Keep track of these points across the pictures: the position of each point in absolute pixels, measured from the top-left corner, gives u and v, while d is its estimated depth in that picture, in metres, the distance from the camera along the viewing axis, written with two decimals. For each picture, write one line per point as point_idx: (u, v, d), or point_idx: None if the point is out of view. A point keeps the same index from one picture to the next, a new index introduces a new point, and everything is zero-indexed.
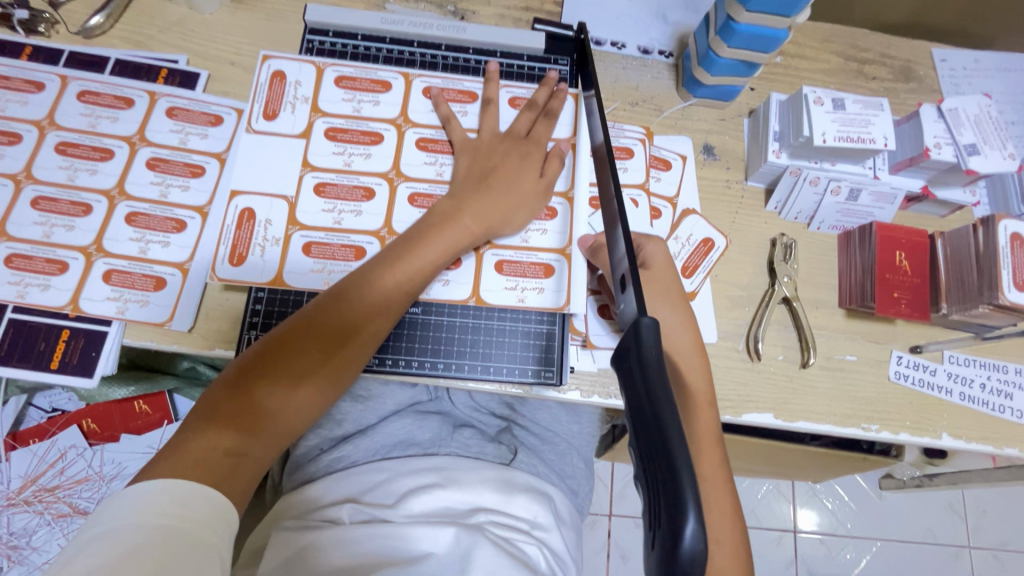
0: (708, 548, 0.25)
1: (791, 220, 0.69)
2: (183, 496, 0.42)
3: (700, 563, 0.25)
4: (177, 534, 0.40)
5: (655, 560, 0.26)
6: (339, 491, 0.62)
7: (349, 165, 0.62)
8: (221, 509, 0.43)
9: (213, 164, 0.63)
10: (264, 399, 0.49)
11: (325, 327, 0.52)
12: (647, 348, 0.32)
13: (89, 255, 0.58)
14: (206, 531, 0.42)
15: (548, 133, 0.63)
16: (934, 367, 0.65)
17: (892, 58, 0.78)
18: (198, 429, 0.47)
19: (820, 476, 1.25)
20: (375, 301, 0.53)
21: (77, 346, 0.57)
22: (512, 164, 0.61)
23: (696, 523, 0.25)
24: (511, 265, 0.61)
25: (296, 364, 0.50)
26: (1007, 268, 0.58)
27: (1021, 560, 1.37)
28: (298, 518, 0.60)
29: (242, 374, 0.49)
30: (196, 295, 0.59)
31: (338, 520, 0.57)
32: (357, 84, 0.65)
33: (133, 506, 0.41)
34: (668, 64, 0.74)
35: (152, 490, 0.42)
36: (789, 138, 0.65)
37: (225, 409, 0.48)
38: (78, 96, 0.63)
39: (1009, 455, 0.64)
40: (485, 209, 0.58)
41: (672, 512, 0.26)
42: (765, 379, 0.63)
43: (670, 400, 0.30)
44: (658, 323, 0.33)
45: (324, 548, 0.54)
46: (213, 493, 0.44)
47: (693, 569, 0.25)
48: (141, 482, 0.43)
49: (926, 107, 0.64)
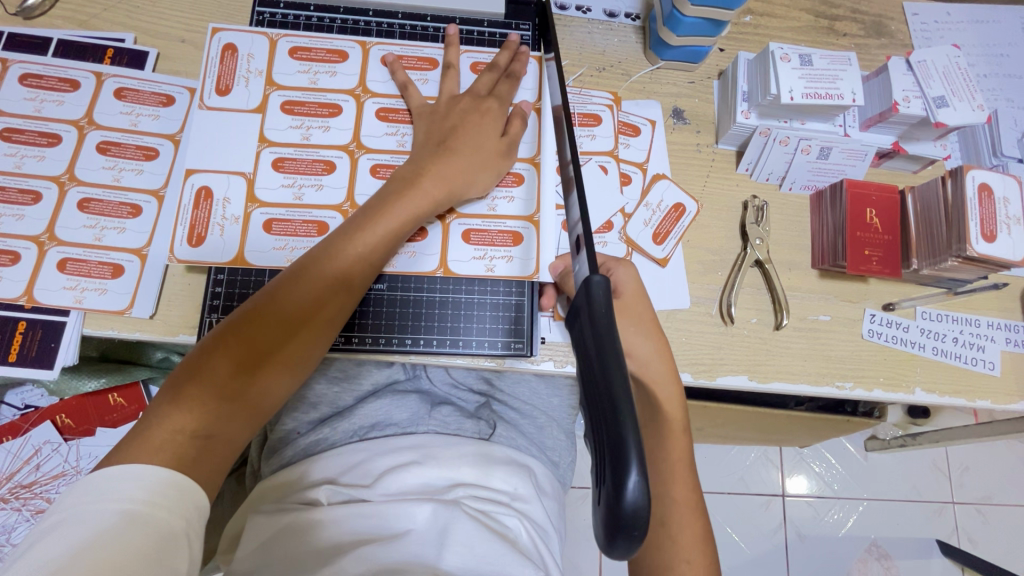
0: (651, 501, 0.26)
1: (762, 182, 0.69)
2: (146, 481, 0.41)
3: (642, 516, 0.26)
4: (140, 519, 0.40)
5: (602, 514, 0.27)
6: (316, 473, 0.62)
7: (307, 139, 0.60)
8: (187, 491, 0.43)
9: (167, 145, 0.61)
10: (229, 377, 0.47)
11: (289, 302, 0.50)
12: (596, 308, 0.32)
13: (42, 244, 0.56)
14: (171, 515, 0.41)
15: (511, 96, 0.62)
16: (907, 324, 0.66)
17: (863, 14, 0.76)
18: (161, 412, 0.45)
19: (806, 441, 1.27)
20: (340, 272, 0.52)
21: (36, 337, 0.55)
22: (472, 125, 0.59)
23: (638, 477, 0.26)
24: (478, 234, 0.60)
25: (259, 340, 0.49)
26: (974, 220, 0.58)
27: (1003, 512, 1.40)
28: (276, 502, 0.59)
29: (204, 354, 0.48)
30: (157, 281, 0.57)
31: (317, 502, 0.57)
32: (313, 55, 0.62)
33: (94, 492, 0.40)
34: (635, 27, 0.72)
35: (115, 476, 0.41)
36: (757, 98, 0.64)
37: (188, 390, 0.46)
38: (20, 79, 0.60)
39: (981, 407, 0.65)
40: (446, 174, 0.56)
41: (616, 466, 0.26)
42: (739, 342, 0.63)
43: (617, 359, 0.30)
44: (608, 280, 0.32)
45: (302, 532, 0.53)
46: (180, 477, 0.43)
47: (636, 521, 0.26)
48: (106, 467, 0.42)
49: (894, 60, 0.64)
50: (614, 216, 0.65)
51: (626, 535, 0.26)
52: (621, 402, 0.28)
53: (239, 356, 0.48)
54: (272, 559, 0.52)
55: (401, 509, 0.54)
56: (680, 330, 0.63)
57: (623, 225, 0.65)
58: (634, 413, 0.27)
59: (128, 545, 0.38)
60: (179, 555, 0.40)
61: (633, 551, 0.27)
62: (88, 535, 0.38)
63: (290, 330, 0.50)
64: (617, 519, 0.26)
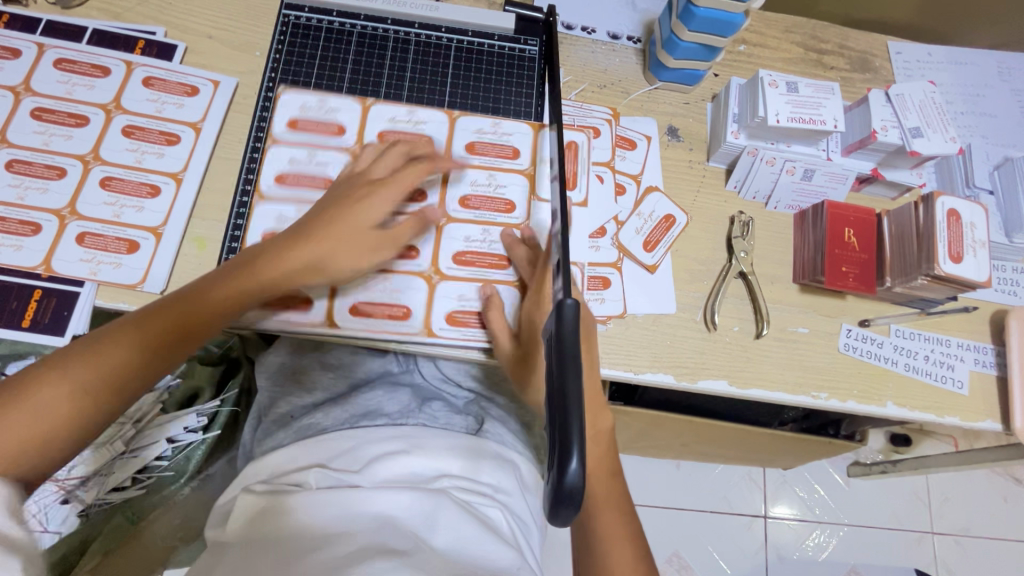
0: (585, 484, 0.31)
1: (749, 199, 0.72)
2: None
3: (577, 496, 0.31)
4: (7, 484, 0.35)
5: (547, 490, 0.32)
6: (307, 457, 0.62)
7: (342, 139, 0.65)
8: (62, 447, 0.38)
9: (188, 132, 0.64)
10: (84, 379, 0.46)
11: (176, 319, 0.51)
12: (566, 326, 0.37)
13: (63, 217, 0.59)
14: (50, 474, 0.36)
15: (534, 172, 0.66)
16: (881, 340, 0.69)
17: (850, 49, 0.82)
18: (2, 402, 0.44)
19: (788, 462, 1.29)
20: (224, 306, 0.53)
21: (49, 305, 0.58)
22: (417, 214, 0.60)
23: (579, 461, 0.32)
24: (462, 314, 0.62)
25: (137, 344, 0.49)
26: (942, 241, 0.61)
27: (981, 545, 1.42)
28: (265, 483, 0.60)
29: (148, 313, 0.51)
30: (169, 259, 0.60)
31: (305, 485, 0.57)
32: (323, 128, 0.66)
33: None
34: (636, 49, 0.77)
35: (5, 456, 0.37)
36: (746, 119, 0.68)
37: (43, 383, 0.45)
38: (55, 63, 0.64)
39: (949, 423, 0.68)
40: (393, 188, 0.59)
41: (562, 451, 0.32)
42: (721, 348, 0.66)
43: (574, 357, 0.36)
44: (578, 305, 0.38)
45: (287, 511, 0.54)
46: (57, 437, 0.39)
47: (573, 499, 0.31)
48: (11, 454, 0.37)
49: (874, 92, 0.68)
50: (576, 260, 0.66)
51: (561, 508, 0.32)
52: (571, 401, 0.34)
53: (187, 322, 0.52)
54: (253, 542, 0.52)
55: (390, 491, 0.55)
56: (666, 333, 0.66)
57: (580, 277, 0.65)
58: (580, 392, 0.34)
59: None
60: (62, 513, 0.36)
61: (574, 519, 0.32)
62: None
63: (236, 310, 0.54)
64: (558, 497, 0.31)
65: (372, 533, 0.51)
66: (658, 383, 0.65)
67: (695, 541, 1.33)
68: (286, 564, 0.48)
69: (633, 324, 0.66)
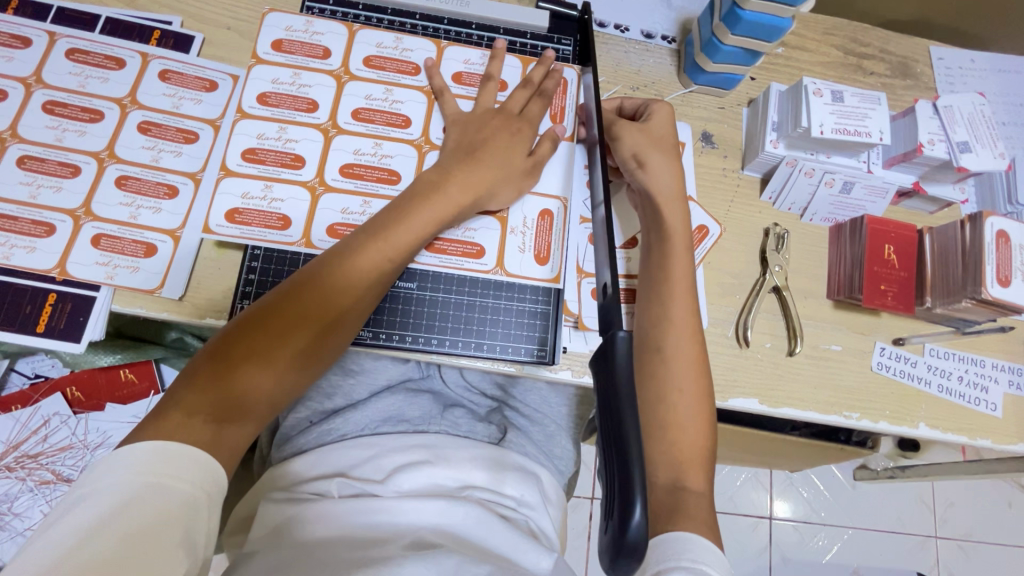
0: (649, 535, 0.30)
1: (785, 211, 0.70)
2: (173, 456, 0.42)
3: (642, 548, 0.30)
4: (163, 492, 0.40)
5: (609, 542, 0.31)
6: (327, 465, 0.61)
7: (320, 83, 0.63)
8: (207, 465, 0.43)
9: (207, 130, 0.61)
10: (246, 380, 0.47)
11: (298, 309, 0.50)
12: (619, 361, 0.36)
13: (77, 218, 0.57)
14: (192, 487, 0.42)
15: (541, 112, 0.64)
16: (915, 359, 0.67)
17: (891, 54, 0.78)
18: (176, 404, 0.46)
19: (798, 466, 1.28)
20: (341, 288, 0.52)
21: (65, 310, 0.56)
22: (489, 173, 0.59)
23: (643, 510, 0.30)
24: (442, 242, 0.61)
25: (274, 337, 0.49)
26: (990, 264, 0.60)
27: (984, 550, 1.42)
28: (285, 490, 0.59)
29: (252, 316, 0.50)
30: (189, 261, 0.58)
31: (327, 494, 0.56)
32: (309, 50, 0.63)
33: (120, 468, 0.41)
34: (671, 49, 0.74)
35: (132, 463, 0.41)
36: (787, 129, 0.66)
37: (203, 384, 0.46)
38: (67, 54, 0.61)
39: (981, 445, 0.67)
40: (472, 180, 0.58)
41: (623, 500, 0.31)
42: (753, 366, 0.65)
43: (629, 399, 0.35)
44: (631, 338, 0.37)
45: (312, 523, 0.53)
46: (202, 453, 0.44)
47: (637, 552, 0.30)
48: (135, 454, 0.42)
49: (921, 103, 0.65)
50: (558, 198, 0.64)
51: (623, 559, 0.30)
52: (631, 443, 0.32)
53: (293, 326, 0.50)
54: (280, 547, 0.51)
55: (418, 503, 0.54)
56: None
57: (563, 217, 0.63)
58: (640, 431, 0.33)
59: (148, 524, 0.39)
60: (200, 525, 0.41)
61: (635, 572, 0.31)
62: (118, 508, 0.39)
63: (339, 311, 0.52)
64: (620, 546, 0.30)
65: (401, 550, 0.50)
66: None
67: None
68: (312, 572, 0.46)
69: None
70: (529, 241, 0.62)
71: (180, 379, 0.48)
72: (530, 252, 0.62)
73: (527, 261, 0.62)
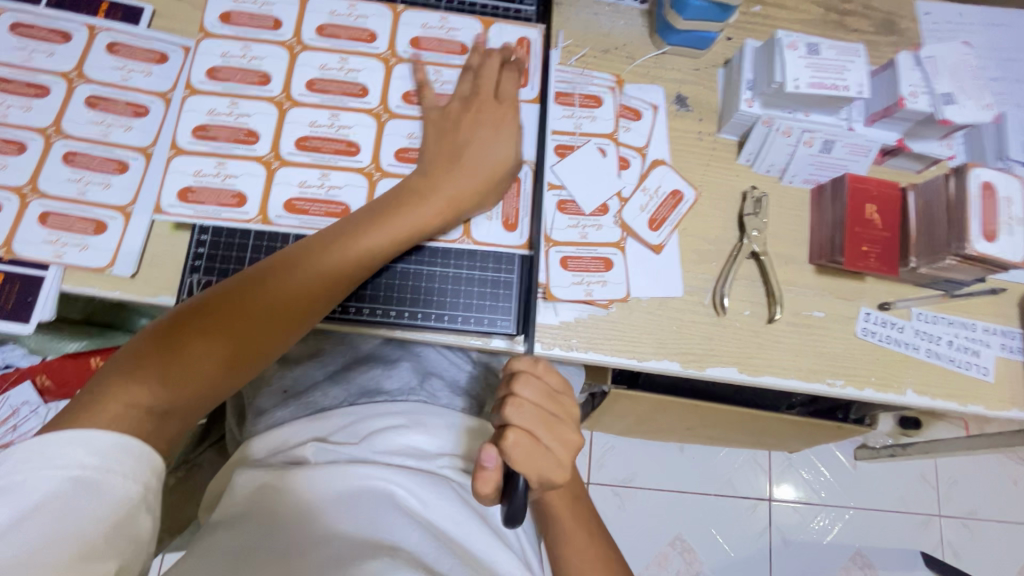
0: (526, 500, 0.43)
1: (763, 173, 0.67)
2: (100, 447, 0.37)
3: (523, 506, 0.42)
4: (93, 493, 0.36)
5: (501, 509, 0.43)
6: (305, 433, 0.58)
7: (273, 51, 0.60)
8: (139, 453, 0.39)
9: (157, 103, 0.59)
10: (204, 367, 0.45)
11: (268, 305, 0.48)
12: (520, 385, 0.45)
13: (24, 196, 0.55)
14: (126, 486, 0.37)
15: (514, 88, 0.61)
16: (902, 324, 0.65)
17: (874, 10, 0.75)
18: (117, 379, 0.42)
19: (795, 446, 1.26)
20: (313, 284, 0.50)
21: (13, 290, 0.54)
22: (471, 177, 0.56)
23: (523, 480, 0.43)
24: None
25: (238, 327, 0.47)
26: (975, 218, 0.57)
27: (989, 528, 1.39)
28: (262, 460, 0.55)
29: (219, 303, 0.47)
30: (141, 239, 0.56)
31: (302, 459, 0.53)
32: (259, 22, 0.61)
33: (36, 458, 0.36)
34: (642, 10, 0.71)
35: (53, 450, 0.36)
36: (762, 86, 0.63)
37: (153, 362, 0.43)
38: (10, 28, 0.59)
39: (972, 412, 0.64)
40: (458, 187, 0.56)
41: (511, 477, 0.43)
42: (730, 335, 0.62)
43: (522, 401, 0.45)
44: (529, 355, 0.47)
45: (285, 484, 0.49)
46: (135, 439, 0.39)
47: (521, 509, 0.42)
48: (48, 440, 0.36)
49: (904, 54, 0.62)
50: (526, 162, 0.63)
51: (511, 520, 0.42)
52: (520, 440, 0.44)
53: (257, 322, 0.48)
54: (245, 513, 0.47)
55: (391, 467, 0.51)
56: (671, 317, 0.62)
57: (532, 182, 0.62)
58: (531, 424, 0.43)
59: (67, 525, 0.35)
60: (132, 520, 0.37)
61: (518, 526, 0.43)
62: (33, 506, 0.34)
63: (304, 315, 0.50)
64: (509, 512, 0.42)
65: (367, 505, 0.47)
66: (664, 370, 0.61)
67: (697, 524, 1.31)
68: (281, 548, 0.42)
69: (636, 308, 0.62)
70: (496, 208, 0.60)
71: (125, 354, 0.44)
72: (498, 219, 0.60)
73: (495, 229, 0.60)
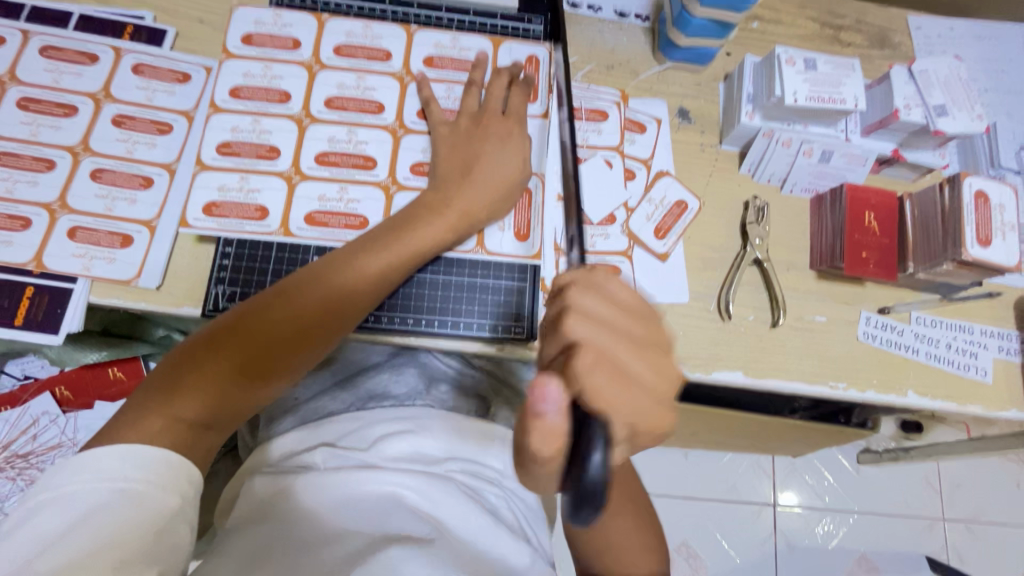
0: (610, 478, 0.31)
1: (764, 183, 0.70)
2: (142, 460, 0.41)
3: (603, 488, 0.30)
4: (135, 499, 0.39)
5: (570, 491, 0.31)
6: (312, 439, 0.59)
7: (292, 70, 0.63)
8: (165, 465, 0.42)
9: (181, 121, 0.62)
10: (231, 383, 0.47)
11: (289, 319, 0.50)
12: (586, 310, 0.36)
13: (53, 212, 0.57)
14: (164, 494, 0.41)
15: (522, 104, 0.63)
16: (902, 328, 0.67)
17: (867, 25, 0.78)
18: (154, 399, 0.45)
19: (799, 451, 1.27)
20: (332, 298, 0.51)
21: (42, 302, 0.56)
22: (480, 192, 0.58)
23: (603, 454, 0.31)
24: None
25: (261, 343, 0.48)
26: (970, 225, 0.59)
27: (993, 531, 1.40)
28: (273, 466, 0.56)
29: (242, 321, 0.49)
30: (165, 252, 0.58)
31: (313, 466, 0.54)
32: (278, 43, 0.64)
33: (86, 471, 0.39)
34: (645, 28, 0.73)
35: (103, 463, 0.40)
36: (762, 100, 0.65)
37: (183, 380, 0.46)
38: (39, 51, 0.62)
39: (972, 413, 0.66)
40: (468, 201, 0.58)
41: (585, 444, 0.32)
42: (735, 339, 0.64)
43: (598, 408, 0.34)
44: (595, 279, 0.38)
45: (296, 494, 0.50)
46: (171, 454, 0.42)
47: (599, 492, 0.31)
48: (97, 453, 0.41)
49: (897, 69, 0.65)
50: (536, 175, 0.64)
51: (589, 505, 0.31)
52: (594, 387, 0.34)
53: (279, 337, 0.49)
54: (261, 520, 0.48)
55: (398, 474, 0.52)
56: (678, 323, 0.64)
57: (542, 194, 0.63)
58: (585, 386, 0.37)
59: (110, 526, 0.38)
60: (165, 520, 0.40)
61: (593, 521, 0.32)
62: (81, 512, 0.38)
63: (325, 329, 0.51)
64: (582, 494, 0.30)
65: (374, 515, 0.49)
66: None
67: (703, 529, 1.32)
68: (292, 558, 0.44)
69: None
70: (508, 220, 0.62)
71: (162, 372, 0.47)
72: (510, 230, 0.62)
73: (509, 240, 0.62)
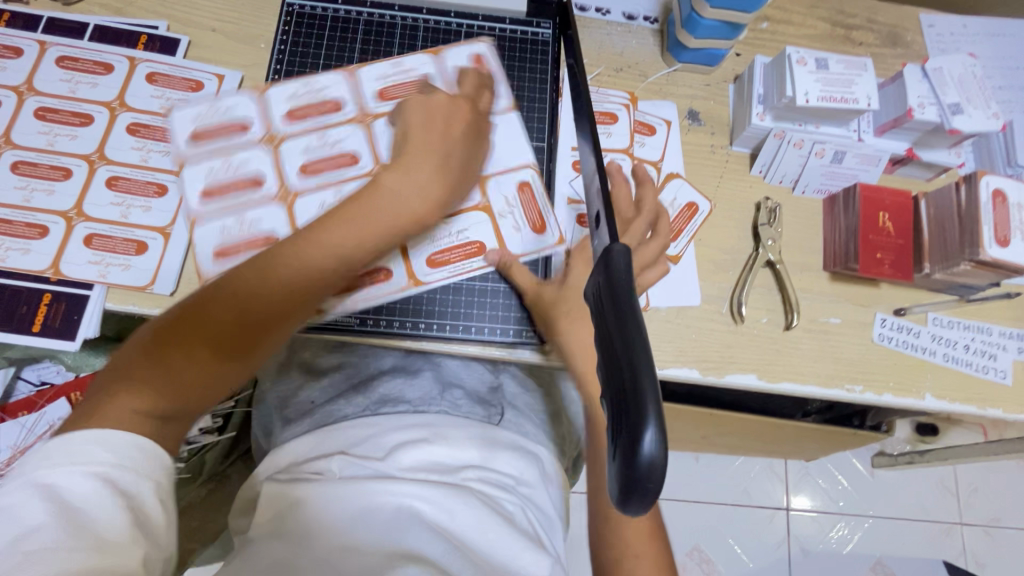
0: (667, 455, 0.26)
1: (775, 184, 0.69)
2: (121, 449, 0.38)
3: (658, 469, 0.26)
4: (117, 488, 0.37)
5: (618, 471, 0.27)
6: (327, 445, 0.59)
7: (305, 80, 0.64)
8: (152, 453, 0.40)
9: (194, 129, 0.62)
10: (186, 370, 0.44)
11: (245, 300, 0.46)
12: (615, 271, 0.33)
13: (70, 220, 0.58)
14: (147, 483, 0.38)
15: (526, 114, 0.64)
16: (918, 329, 0.66)
17: (879, 24, 0.77)
18: (111, 392, 0.42)
19: (812, 454, 1.25)
20: (292, 277, 0.48)
21: (60, 309, 0.56)
22: (446, 162, 0.55)
23: (656, 434, 0.26)
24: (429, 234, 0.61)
25: (216, 327, 0.45)
26: (987, 224, 0.58)
27: (1012, 536, 1.37)
28: (287, 472, 0.56)
29: (197, 306, 0.46)
30: (180, 258, 0.58)
31: (328, 474, 0.53)
32: (291, 51, 0.64)
33: (60, 457, 0.37)
34: (653, 30, 0.73)
35: (72, 451, 0.37)
36: (773, 100, 0.65)
37: (140, 370, 0.43)
38: (56, 61, 0.63)
39: (992, 416, 0.65)
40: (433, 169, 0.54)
41: (635, 420, 0.27)
42: (748, 342, 0.64)
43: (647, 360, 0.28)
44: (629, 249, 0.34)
45: (310, 502, 0.50)
46: (145, 444, 0.40)
47: (653, 476, 0.26)
48: (72, 440, 0.38)
49: (910, 67, 0.64)
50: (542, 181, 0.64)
51: (639, 492, 0.27)
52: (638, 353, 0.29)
53: (236, 319, 0.46)
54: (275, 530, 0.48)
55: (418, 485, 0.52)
56: (690, 326, 0.63)
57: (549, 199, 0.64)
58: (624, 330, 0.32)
59: (90, 522, 0.35)
60: (152, 514, 0.38)
61: (643, 512, 0.28)
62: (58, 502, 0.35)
63: (286, 308, 0.48)
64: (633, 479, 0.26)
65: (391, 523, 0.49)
66: (684, 378, 0.62)
67: (715, 534, 1.30)
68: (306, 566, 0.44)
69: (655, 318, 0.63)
70: (520, 219, 0.62)
71: (117, 367, 0.44)
72: (525, 228, 0.62)
73: (527, 238, 0.62)
